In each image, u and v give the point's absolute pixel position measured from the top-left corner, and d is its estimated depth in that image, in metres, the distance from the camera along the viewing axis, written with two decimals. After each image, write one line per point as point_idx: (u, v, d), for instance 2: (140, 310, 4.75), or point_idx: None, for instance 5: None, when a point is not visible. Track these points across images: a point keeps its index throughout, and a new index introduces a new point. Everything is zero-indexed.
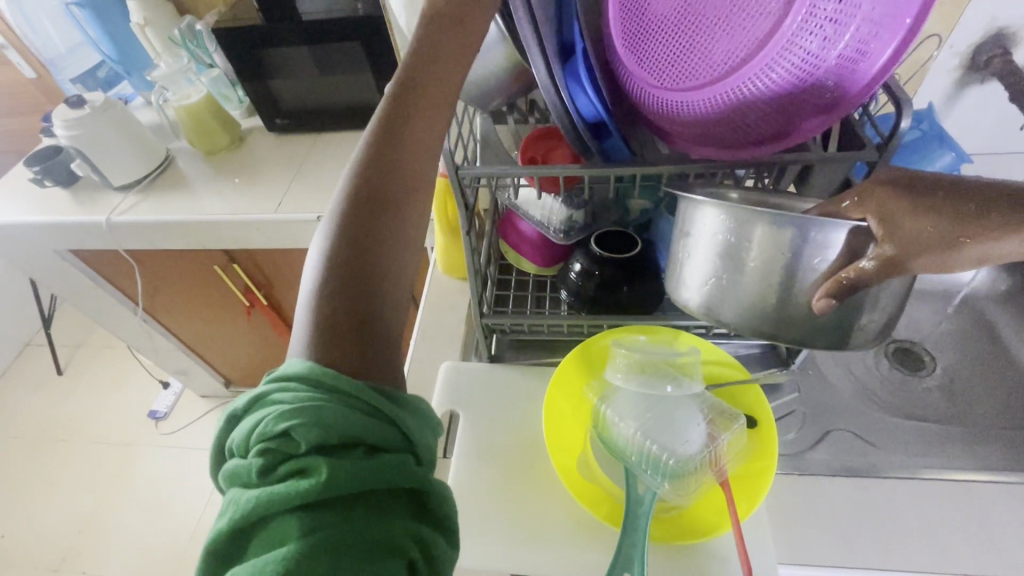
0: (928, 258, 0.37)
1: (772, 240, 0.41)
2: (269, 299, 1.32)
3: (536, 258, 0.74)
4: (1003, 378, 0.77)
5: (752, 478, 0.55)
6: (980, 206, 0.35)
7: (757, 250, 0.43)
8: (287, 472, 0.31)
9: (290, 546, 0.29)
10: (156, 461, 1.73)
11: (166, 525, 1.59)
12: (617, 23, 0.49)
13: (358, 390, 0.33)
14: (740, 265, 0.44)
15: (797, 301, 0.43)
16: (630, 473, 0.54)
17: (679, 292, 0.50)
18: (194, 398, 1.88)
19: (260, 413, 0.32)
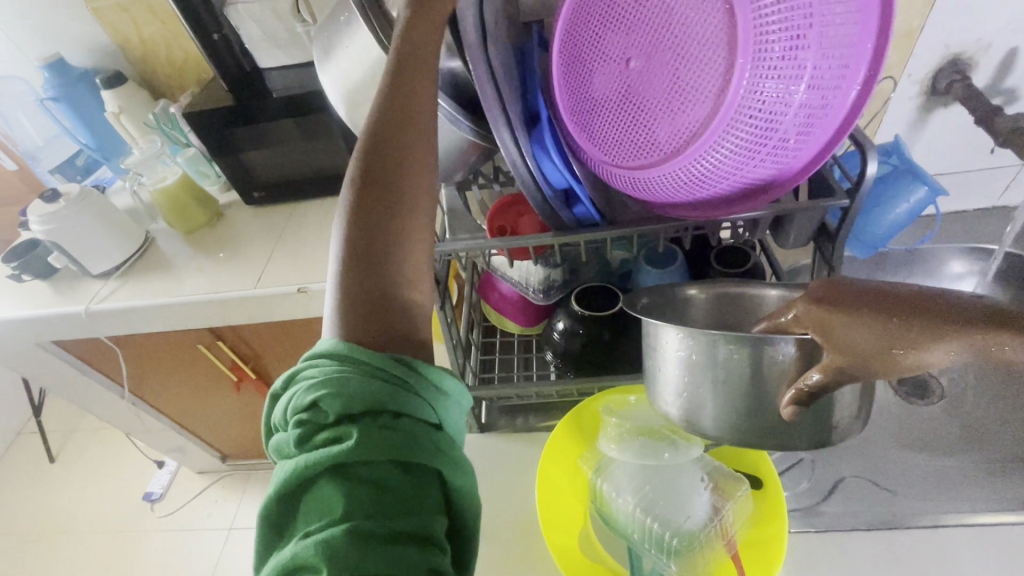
0: (867, 368, 0.36)
1: (734, 353, 0.43)
2: (257, 372, 1.29)
3: (520, 319, 0.72)
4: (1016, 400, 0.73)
5: (764, 547, 0.51)
6: (899, 317, 0.34)
7: (721, 363, 0.44)
8: (323, 440, 0.35)
9: (330, 512, 0.32)
10: (152, 547, 1.66)
11: None
12: (563, 98, 0.48)
13: (376, 359, 0.38)
14: (709, 378, 0.45)
15: (771, 378, 0.43)
16: (634, 557, 0.52)
17: (655, 403, 0.51)
18: (190, 475, 1.82)
19: (295, 387, 0.37)
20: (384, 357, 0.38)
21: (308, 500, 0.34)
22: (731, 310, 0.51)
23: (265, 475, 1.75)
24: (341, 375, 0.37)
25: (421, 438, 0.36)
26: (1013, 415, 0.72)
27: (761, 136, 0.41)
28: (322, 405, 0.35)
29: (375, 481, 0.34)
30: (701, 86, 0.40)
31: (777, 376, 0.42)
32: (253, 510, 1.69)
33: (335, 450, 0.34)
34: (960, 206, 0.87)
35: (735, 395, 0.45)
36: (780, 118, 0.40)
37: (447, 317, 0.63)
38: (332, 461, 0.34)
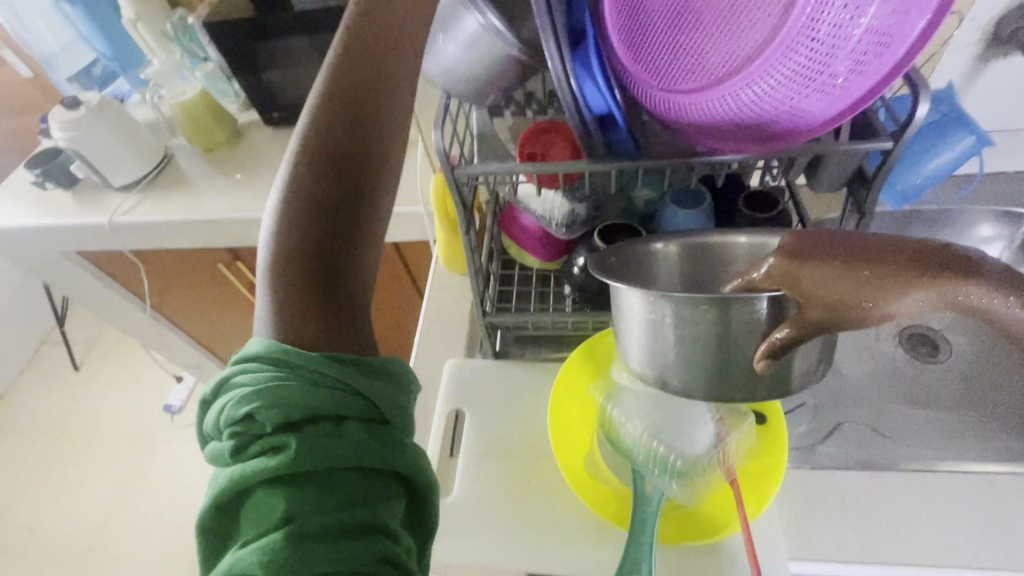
0: (836, 317, 0.38)
1: (696, 313, 0.43)
2: None
3: (541, 254, 0.72)
4: None
5: (762, 475, 0.54)
6: (872, 270, 0.35)
7: (684, 323, 0.44)
8: (257, 452, 0.33)
9: (271, 529, 0.31)
10: (172, 453, 1.76)
11: (185, 516, 1.62)
12: (614, 16, 0.47)
13: (318, 362, 0.36)
14: (669, 338, 0.46)
15: (736, 334, 0.43)
16: (638, 475, 0.53)
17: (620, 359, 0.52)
18: (207, 391, 1.90)
19: (224, 400, 0.34)
20: (320, 358, 0.36)
21: (247, 511, 0.33)
22: (704, 263, 0.53)
23: None
24: (277, 383, 0.34)
25: (368, 436, 0.34)
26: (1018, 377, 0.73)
27: (815, 68, 0.40)
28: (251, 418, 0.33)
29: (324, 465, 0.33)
30: (763, 9, 0.39)
31: (740, 334, 0.43)
32: None
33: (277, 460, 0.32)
34: (1000, 168, 0.84)
35: (697, 354, 0.45)
36: (839, 47, 0.38)
37: (472, 244, 0.64)
38: (270, 474, 0.32)
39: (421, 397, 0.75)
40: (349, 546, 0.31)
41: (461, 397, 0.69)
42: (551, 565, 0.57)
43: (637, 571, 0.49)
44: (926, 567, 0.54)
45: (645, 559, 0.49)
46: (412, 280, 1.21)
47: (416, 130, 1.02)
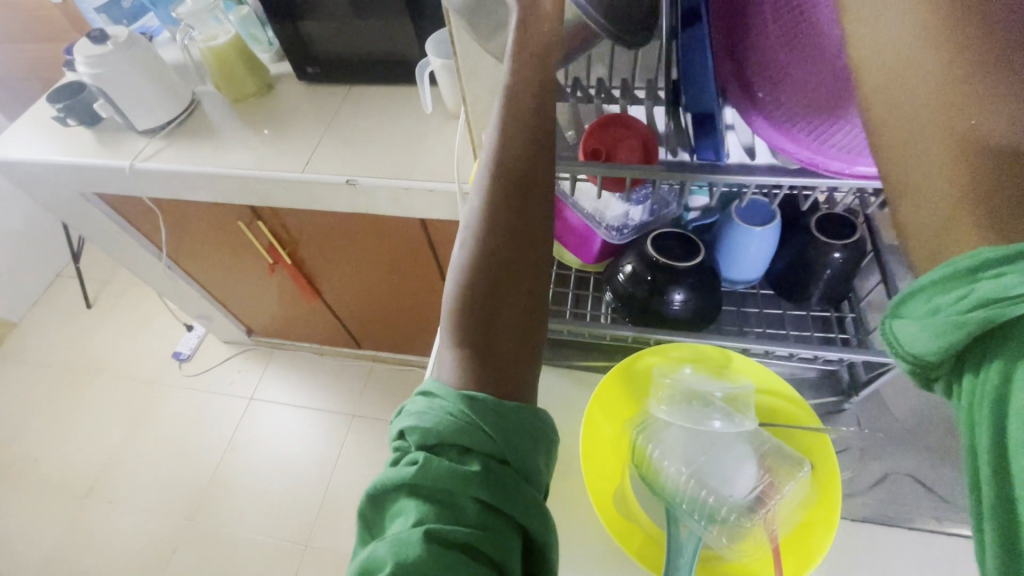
0: (895, 57, 0.33)
1: (678, 463, 0.52)
2: (293, 257, 1.28)
3: (582, 254, 0.68)
4: None
5: (803, 536, 0.50)
6: (923, 135, 0.32)
7: (676, 466, 0.51)
8: (448, 457, 0.31)
9: (471, 464, 0.31)
10: (177, 400, 1.76)
11: (187, 463, 1.63)
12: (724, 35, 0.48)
13: (462, 436, 0.32)
14: (666, 468, 0.52)
15: (670, 477, 0.51)
16: (671, 518, 0.50)
17: (648, 442, 0.54)
18: (216, 342, 1.88)
19: (403, 439, 0.33)
20: (465, 443, 0.32)
21: (455, 446, 0.32)
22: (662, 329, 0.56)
23: (288, 355, 1.82)
24: (441, 428, 0.32)
25: (502, 475, 0.31)
26: None
27: None
28: (405, 438, 0.33)
29: (530, 419, 0.35)
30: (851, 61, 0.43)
31: (677, 481, 0.51)
32: (273, 386, 1.77)
33: (462, 467, 0.31)
34: None
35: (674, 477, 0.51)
36: None
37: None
38: (457, 463, 0.31)
39: None
40: (504, 485, 0.31)
41: None
42: None
43: None
44: None
45: None
46: (434, 258, 1.17)
47: (457, 101, 0.96)
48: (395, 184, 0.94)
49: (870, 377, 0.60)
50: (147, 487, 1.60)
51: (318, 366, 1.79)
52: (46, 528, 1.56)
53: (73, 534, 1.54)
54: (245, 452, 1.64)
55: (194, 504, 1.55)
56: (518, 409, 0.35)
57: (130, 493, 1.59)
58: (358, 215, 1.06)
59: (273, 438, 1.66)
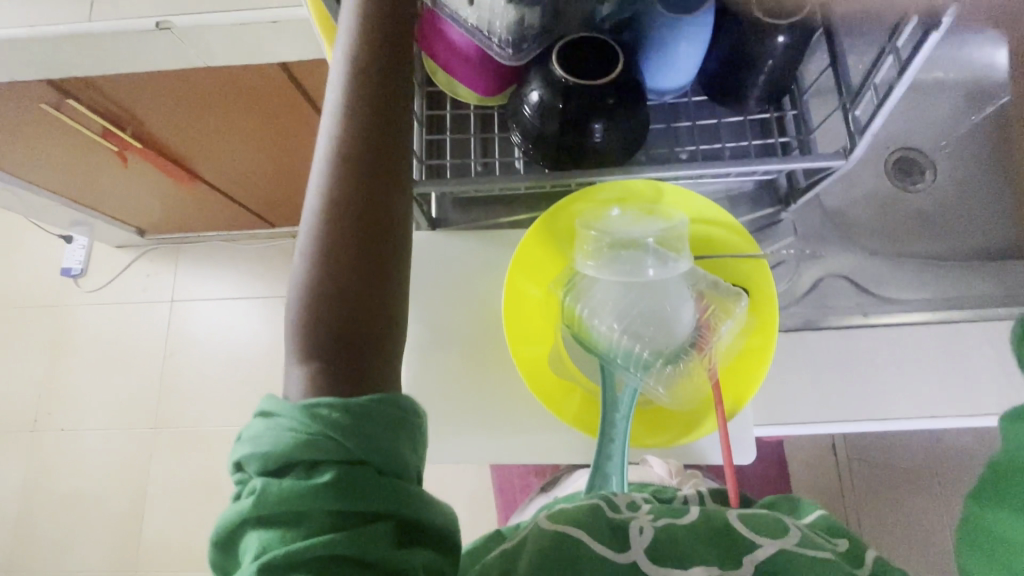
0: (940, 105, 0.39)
1: (609, 314, 0.48)
2: (142, 139, 1.02)
3: (478, 85, 0.54)
4: (997, 194, 0.71)
5: (738, 367, 0.49)
6: None
7: (606, 317, 0.48)
8: (288, 480, 0.32)
9: (307, 482, 0.32)
10: (91, 318, 1.60)
11: (129, 377, 1.55)
12: None
13: (296, 455, 0.32)
14: (596, 323, 0.49)
15: (600, 330, 0.49)
16: (607, 372, 0.48)
17: (576, 300, 0.50)
18: (108, 249, 1.65)
19: (248, 470, 0.33)
20: (300, 460, 0.32)
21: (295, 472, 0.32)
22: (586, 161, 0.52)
23: (196, 249, 1.63)
24: (279, 452, 0.33)
25: (341, 478, 0.32)
26: (989, 208, 0.70)
27: None
28: (246, 467, 0.33)
29: (372, 411, 0.35)
30: None
31: (606, 333, 0.48)
32: (192, 284, 1.61)
33: (311, 482, 0.32)
34: None
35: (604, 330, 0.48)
36: None
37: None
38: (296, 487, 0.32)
39: None
40: (344, 492, 0.32)
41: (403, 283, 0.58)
42: (517, 456, 0.54)
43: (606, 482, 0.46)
44: (883, 422, 0.54)
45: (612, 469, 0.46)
46: (313, 108, 0.97)
47: None
48: (225, 19, 0.70)
49: (809, 184, 0.54)
50: (97, 407, 1.54)
51: (235, 253, 1.62)
52: (6, 465, 1.52)
53: (36, 467, 1.51)
54: (187, 355, 1.56)
55: (153, 412, 1.52)
56: (367, 402, 0.35)
57: (81, 417, 1.53)
58: (198, 70, 0.82)
59: (211, 336, 1.57)
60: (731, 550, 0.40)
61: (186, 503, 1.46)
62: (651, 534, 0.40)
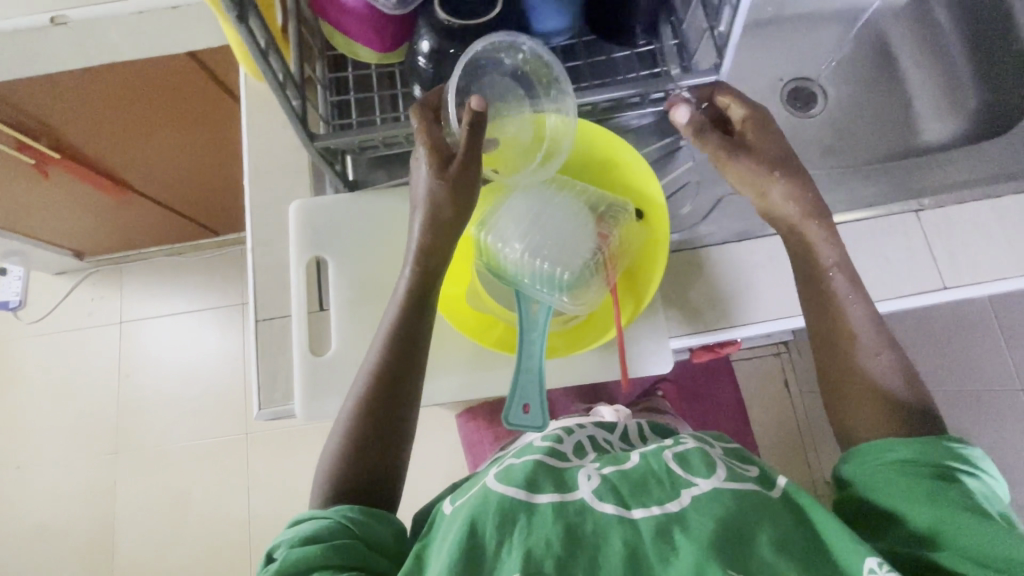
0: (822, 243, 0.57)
1: (516, 238, 0.51)
2: (62, 150, 0.99)
3: (371, 42, 0.55)
4: (877, 111, 0.77)
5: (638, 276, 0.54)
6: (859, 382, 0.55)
7: (512, 242, 0.51)
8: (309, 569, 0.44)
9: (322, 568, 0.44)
10: (36, 348, 1.55)
11: (84, 403, 1.51)
12: None
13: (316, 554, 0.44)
14: (504, 249, 0.51)
15: (507, 254, 0.51)
16: (521, 297, 0.50)
17: (485, 232, 0.52)
18: (46, 276, 1.59)
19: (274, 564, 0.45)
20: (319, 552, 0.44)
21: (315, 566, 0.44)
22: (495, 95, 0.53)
23: (141, 266, 1.59)
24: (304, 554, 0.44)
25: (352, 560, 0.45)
26: (871, 122, 0.77)
27: None
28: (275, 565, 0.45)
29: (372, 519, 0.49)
30: None
31: (513, 256, 0.51)
32: (141, 301, 1.57)
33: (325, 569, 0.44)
34: None
35: (511, 254, 0.51)
36: None
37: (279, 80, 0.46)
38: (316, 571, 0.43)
39: (269, 249, 0.62)
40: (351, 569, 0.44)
41: (325, 244, 0.60)
42: (453, 395, 0.56)
43: (528, 401, 0.48)
44: (781, 318, 0.60)
45: (531, 393, 0.48)
46: (228, 94, 0.96)
47: None
48: (124, 6, 0.69)
49: (696, 105, 0.59)
50: (53, 439, 1.49)
51: (181, 266, 1.59)
52: None
53: None
54: (143, 374, 1.53)
55: (113, 436, 1.48)
56: (363, 517, 0.48)
57: (37, 450, 1.48)
58: (104, 66, 0.80)
59: (167, 351, 1.54)
60: (665, 482, 0.51)
61: (159, 522, 1.43)
62: (597, 481, 0.52)
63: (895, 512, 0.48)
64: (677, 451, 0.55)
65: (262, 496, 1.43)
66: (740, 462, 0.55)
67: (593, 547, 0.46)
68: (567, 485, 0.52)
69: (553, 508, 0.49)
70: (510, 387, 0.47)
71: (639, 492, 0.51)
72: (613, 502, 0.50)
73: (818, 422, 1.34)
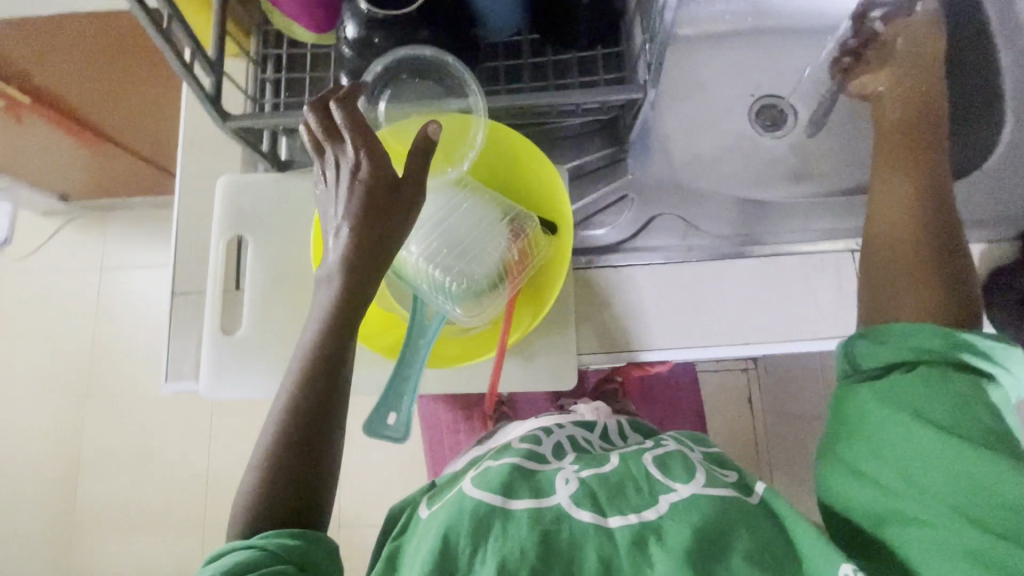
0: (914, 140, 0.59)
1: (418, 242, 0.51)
2: (32, 94, 0.99)
3: (305, 21, 0.53)
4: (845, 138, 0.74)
5: (537, 288, 0.56)
6: (904, 238, 0.53)
7: (413, 246, 0.51)
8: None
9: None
10: (19, 283, 1.58)
11: (60, 343, 1.54)
12: None
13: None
14: (404, 252, 0.51)
15: (407, 258, 0.51)
16: (417, 304, 0.51)
17: None
18: (33, 214, 1.61)
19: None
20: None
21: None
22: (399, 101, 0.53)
23: (126, 215, 1.60)
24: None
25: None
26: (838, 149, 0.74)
27: None
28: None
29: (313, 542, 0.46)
30: None
31: (411, 261, 0.51)
32: (122, 249, 1.59)
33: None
34: None
35: (409, 259, 0.51)
36: None
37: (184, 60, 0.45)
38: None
39: (194, 222, 0.61)
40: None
41: (246, 223, 0.59)
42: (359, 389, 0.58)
43: (397, 408, 0.48)
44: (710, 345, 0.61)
45: (405, 400, 0.48)
46: None
47: None
48: None
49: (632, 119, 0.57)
50: (28, 374, 1.53)
51: (164, 218, 1.60)
52: None
53: None
54: (118, 320, 1.55)
55: (86, 377, 1.52)
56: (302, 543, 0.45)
57: (13, 383, 1.53)
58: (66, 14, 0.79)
59: (143, 300, 1.56)
60: (646, 490, 0.49)
61: (121, 466, 1.47)
62: (574, 485, 0.50)
63: (911, 402, 0.45)
64: (660, 456, 0.54)
65: (222, 451, 1.46)
66: (721, 469, 0.55)
67: (567, 559, 0.45)
68: (543, 488, 0.50)
69: (531, 515, 0.47)
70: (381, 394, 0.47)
71: (616, 498, 0.49)
72: (591, 510, 0.48)
73: (773, 444, 1.33)
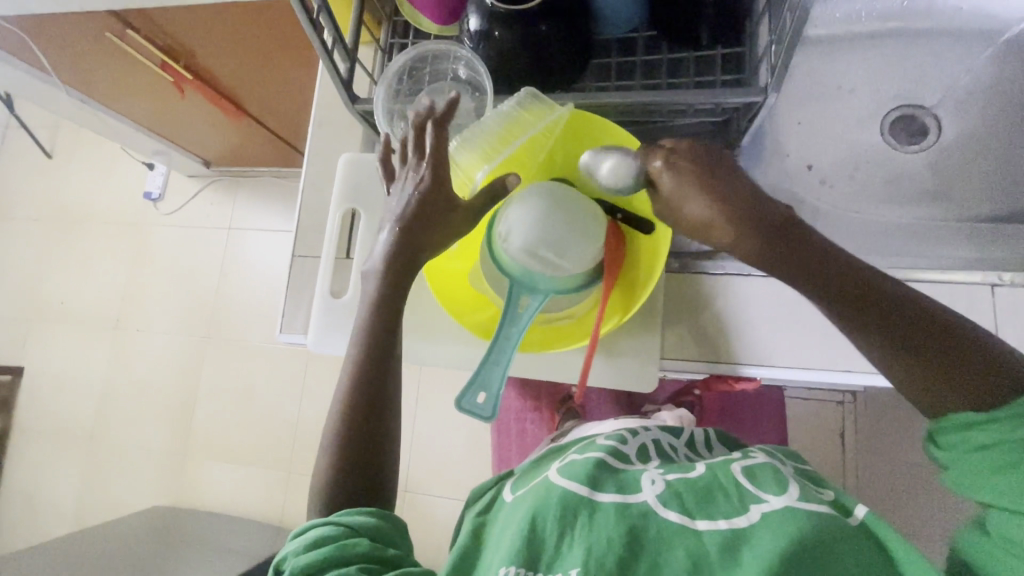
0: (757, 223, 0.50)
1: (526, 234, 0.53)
2: (194, 71, 1.14)
3: (430, 12, 0.57)
4: (992, 157, 0.68)
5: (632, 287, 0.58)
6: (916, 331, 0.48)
7: (520, 239, 0.53)
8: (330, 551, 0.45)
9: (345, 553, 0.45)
10: (166, 236, 1.83)
11: (192, 291, 1.77)
12: None
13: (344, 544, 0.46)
14: (509, 245, 0.54)
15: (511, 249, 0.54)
16: (513, 293, 0.54)
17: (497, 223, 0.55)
18: (181, 177, 1.85)
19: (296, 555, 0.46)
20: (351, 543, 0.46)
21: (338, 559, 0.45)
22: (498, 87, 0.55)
23: (253, 183, 1.80)
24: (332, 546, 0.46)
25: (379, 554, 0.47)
26: (983, 169, 0.68)
27: None
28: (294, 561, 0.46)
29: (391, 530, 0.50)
30: None
31: (514, 251, 0.54)
32: (247, 213, 1.79)
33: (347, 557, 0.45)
34: None
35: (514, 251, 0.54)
36: None
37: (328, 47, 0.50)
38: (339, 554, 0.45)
39: (318, 193, 0.68)
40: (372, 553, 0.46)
41: (362, 198, 0.65)
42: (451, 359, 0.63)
43: (486, 389, 0.50)
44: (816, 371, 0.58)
45: (493, 381, 0.50)
46: None
47: None
48: None
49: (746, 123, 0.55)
50: (165, 314, 1.77)
51: (284, 188, 1.78)
52: (93, 353, 1.80)
53: (117, 359, 1.78)
54: (239, 275, 1.75)
55: (209, 322, 1.74)
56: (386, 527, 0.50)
57: (153, 321, 1.78)
58: None
59: (260, 259, 1.75)
60: (736, 498, 0.47)
61: (228, 405, 1.67)
62: (662, 487, 0.48)
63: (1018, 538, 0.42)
64: (748, 467, 0.51)
65: (311, 404, 1.61)
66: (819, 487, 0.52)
67: (656, 555, 0.43)
68: (629, 485, 0.49)
69: (618, 508, 0.46)
70: (473, 371, 0.50)
71: (707, 503, 0.47)
72: (677, 510, 0.46)
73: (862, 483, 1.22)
